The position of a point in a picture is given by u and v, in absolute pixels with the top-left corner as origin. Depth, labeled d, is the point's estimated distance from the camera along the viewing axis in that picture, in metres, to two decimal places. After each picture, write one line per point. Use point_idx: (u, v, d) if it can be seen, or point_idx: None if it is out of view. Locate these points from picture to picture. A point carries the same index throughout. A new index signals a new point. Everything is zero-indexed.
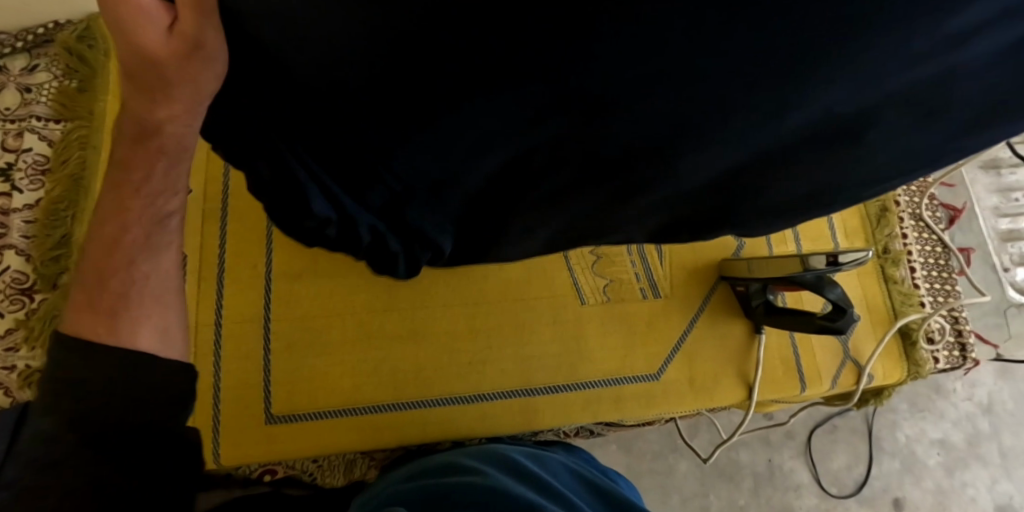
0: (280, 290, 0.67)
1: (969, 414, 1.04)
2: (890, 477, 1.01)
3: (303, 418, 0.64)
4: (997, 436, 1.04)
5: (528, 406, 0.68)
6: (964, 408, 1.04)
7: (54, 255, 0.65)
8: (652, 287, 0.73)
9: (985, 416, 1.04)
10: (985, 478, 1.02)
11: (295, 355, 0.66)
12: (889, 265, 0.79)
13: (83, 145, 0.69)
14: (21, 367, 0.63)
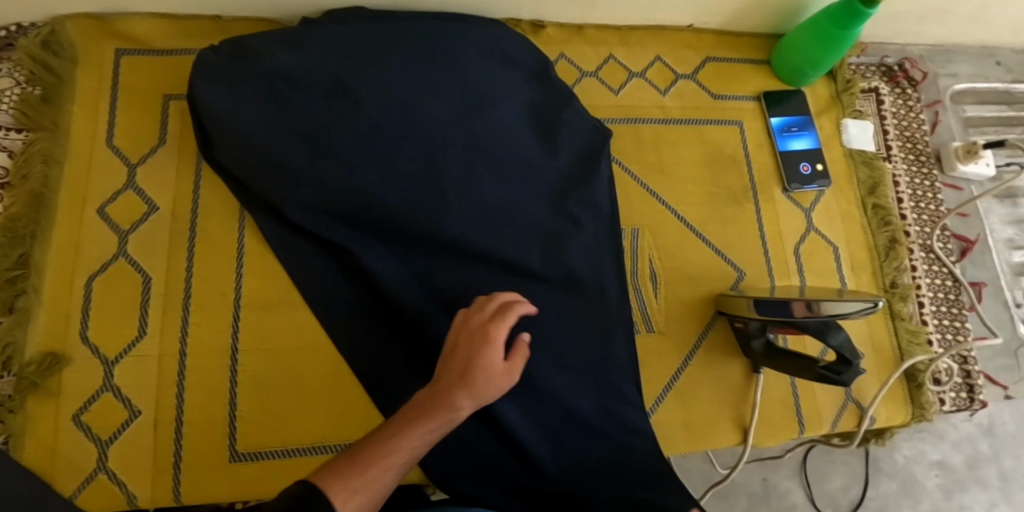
0: (250, 319, 0.64)
1: (970, 436, 1.00)
2: (887, 499, 0.97)
3: (273, 455, 0.61)
4: (997, 459, 1.00)
5: None
6: (966, 430, 1.00)
7: (11, 276, 0.61)
8: (645, 321, 0.70)
9: (986, 438, 1.01)
10: (984, 502, 0.98)
11: (263, 389, 0.62)
12: (897, 300, 0.75)
13: (46, 159, 0.65)
14: None
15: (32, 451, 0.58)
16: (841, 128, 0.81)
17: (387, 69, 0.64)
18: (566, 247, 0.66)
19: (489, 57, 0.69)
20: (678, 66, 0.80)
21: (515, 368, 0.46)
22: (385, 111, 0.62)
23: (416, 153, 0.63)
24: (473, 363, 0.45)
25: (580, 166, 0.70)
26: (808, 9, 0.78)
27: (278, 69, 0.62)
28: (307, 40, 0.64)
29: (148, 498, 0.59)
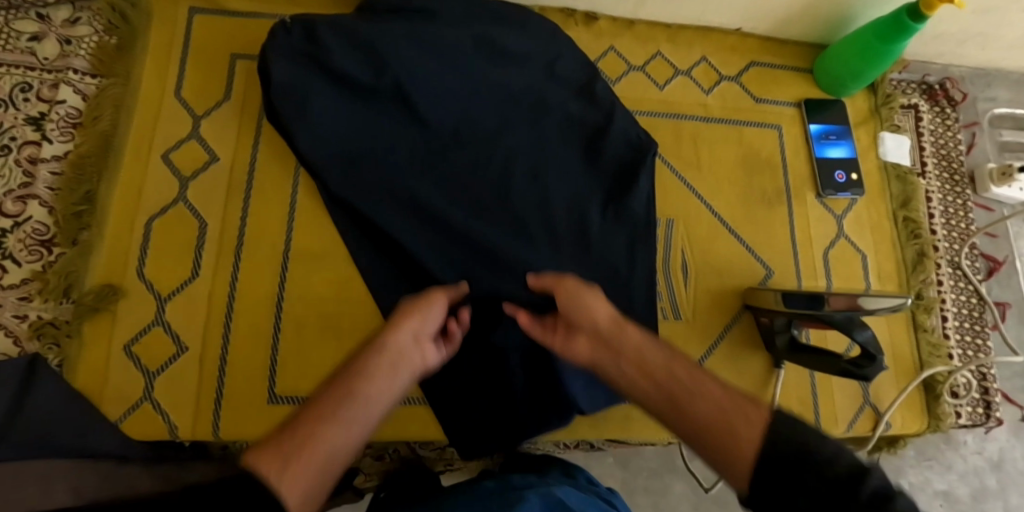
0: (297, 270, 0.66)
1: (978, 468, 0.97)
2: None
3: (308, 400, 0.64)
4: (1005, 494, 0.97)
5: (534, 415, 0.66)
6: (973, 462, 0.98)
7: (76, 211, 0.65)
8: (673, 308, 0.72)
9: (994, 472, 0.98)
10: None
11: (304, 337, 0.65)
12: (921, 311, 0.76)
13: (116, 103, 0.69)
14: (32, 318, 0.63)
15: (84, 372, 0.61)
16: (878, 140, 0.83)
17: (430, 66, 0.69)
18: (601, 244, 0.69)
19: (531, 63, 0.74)
20: (723, 68, 0.82)
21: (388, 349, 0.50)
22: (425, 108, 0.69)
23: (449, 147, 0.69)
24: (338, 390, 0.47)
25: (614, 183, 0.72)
26: (855, 22, 0.80)
27: (335, 66, 0.66)
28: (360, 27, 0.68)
29: (189, 429, 0.62)
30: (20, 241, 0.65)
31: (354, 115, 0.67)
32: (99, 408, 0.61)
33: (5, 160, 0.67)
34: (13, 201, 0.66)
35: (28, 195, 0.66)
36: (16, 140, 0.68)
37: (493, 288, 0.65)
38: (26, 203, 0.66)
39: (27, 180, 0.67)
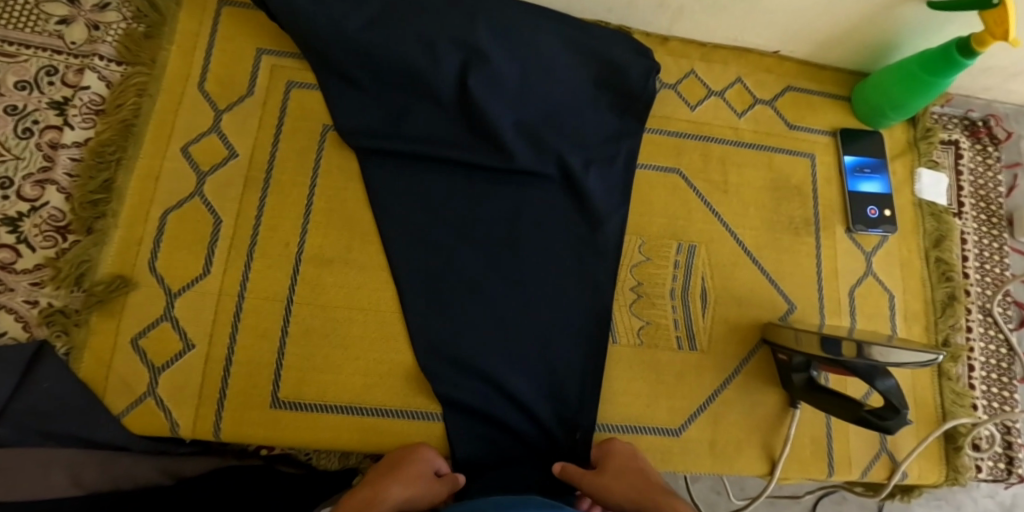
0: (309, 274, 0.66)
1: None
2: None
3: (311, 407, 0.63)
4: None
5: (539, 438, 0.65)
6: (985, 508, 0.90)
7: (94, 199, 0.65)
8: (689, 337, 0.69)
9: None
10: None
11: (312, 341, 0.64)
12: (947, 359, 0.73)
13: (140, 93, 0.69)
14: (43, 304, 0.63)
15: (91, 363, 0.61)
16: (914, 176, 0.80)
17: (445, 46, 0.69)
18: (606, 244, 0.69)
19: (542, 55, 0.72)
20: (758, 90, 0.80)
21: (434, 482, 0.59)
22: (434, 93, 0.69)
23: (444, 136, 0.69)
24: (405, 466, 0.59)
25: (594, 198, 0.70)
26: (900, 52, 0.77)
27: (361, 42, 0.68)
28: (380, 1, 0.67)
29: (190, 428, 0.61)
30: (36, 226, 0.65)
31: (381, 89, 0.69)
32: (102, 399, 0.61)
33: (26, 143, 0.67)
34: (32, 185, 0.66)
35: (46, 180, 0.66)
36: (38, 124, 0.68)
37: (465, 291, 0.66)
38: (44, 188, 0.66)
39: (47, 165, 0.66)
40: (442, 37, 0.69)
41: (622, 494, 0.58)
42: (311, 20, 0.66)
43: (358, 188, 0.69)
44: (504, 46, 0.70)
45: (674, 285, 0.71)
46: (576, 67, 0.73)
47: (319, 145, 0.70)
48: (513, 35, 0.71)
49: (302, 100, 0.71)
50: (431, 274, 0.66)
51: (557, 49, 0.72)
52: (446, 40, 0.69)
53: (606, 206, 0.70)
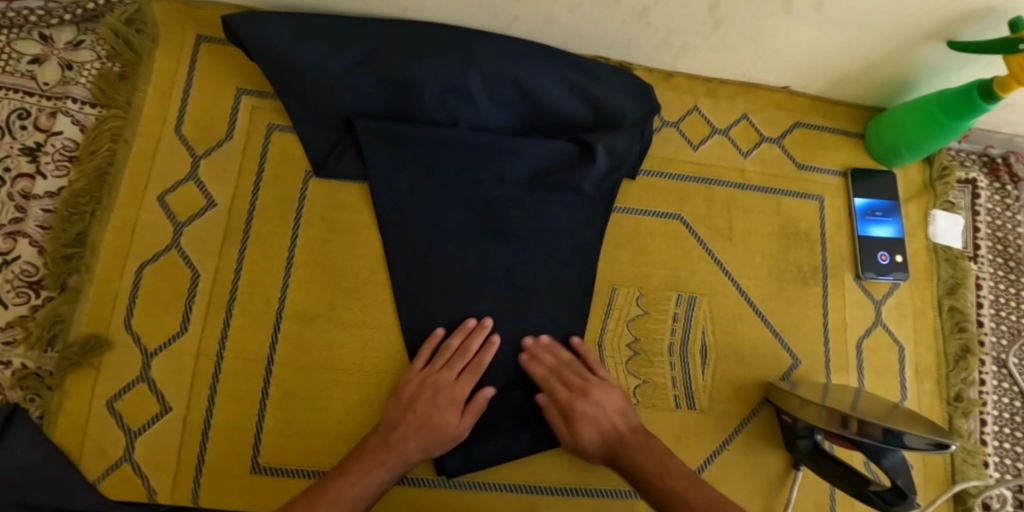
0: (290, 332, 0.63)
1: None
2: None
3: (292, 474, 0.60)
4: None
5: (530, 506, 0.62)
6: None
7: (67, 253, 0.63)
8: (688, 397, 0.66)
9: None
10: None
11: (292, 404, 0.61)
12: (958, 415, 0.71)
13: (115, 138, 0.66)
14: (16, 365, 0.61)
15: (65, 427, 0.59)
16: (929, 219, 0.76)
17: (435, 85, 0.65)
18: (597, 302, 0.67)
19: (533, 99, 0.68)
20: (765, 128, 0.75)
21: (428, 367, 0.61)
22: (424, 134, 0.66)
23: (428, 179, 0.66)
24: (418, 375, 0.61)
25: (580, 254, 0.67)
26: (918, 89, 0.73)
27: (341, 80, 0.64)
28: (361, 41, 0.65)
29: (168, 494, 0.59)
30: (7, 282, 0.62)
31: (364, 130, 0.65)
32: (77, 464, 0.59)
33: None
34: (3, 237, 0.63)
35: (18, 232, 0.63)
36: (10, 171, 0.65)
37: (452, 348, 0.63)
38: (16, 241, 0.63)
39: (18, 216, 0.64)
40: (432, 82, 0.65)
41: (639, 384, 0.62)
42: (291, 63, 0.63)
43: (343, 240, 0.66)
44: (496, 90, 0.67)
45: (672, 340, 0.67)
46: (572, 110, 0.69)
47: (301, 193, 0.66)
48: (508, 77, 0.67)
49: (284, 144, 0.68)
50: (418, 332, 0.63)
51: (553, 90, 0.68)
52: (434, 85, 0.65)
53: (594, 258, 0.67)
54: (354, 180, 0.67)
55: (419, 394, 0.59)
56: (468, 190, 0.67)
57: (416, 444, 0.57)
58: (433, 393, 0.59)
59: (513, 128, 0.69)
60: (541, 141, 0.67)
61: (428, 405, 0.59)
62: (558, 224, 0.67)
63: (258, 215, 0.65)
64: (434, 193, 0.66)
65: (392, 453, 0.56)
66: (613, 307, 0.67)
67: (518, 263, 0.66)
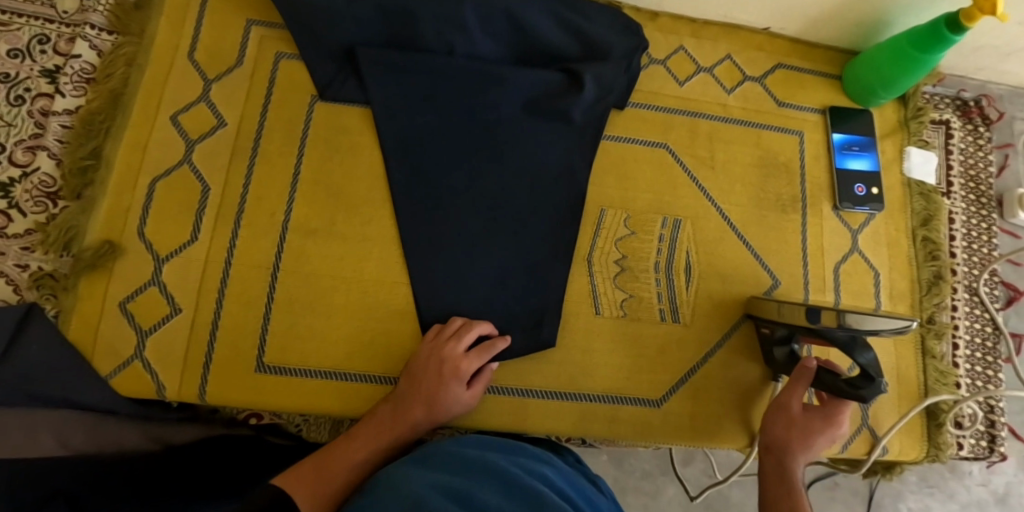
0: (294, 242, 0.66)
1: (978, 501, 0.87)
2: None
3: (294, 372, 0.63)
4: None
5: (521, 408, 0.66)
6: (974, 493, 0.87)
7: (84, 166, 0.66)
8: (672, 311, 0.70)
9: (995, 507, 0.87)
10: None
11: (295, 309, 0.65)
12: (931, 337, 0.74)
13: (130, 63, 0.70)
14: (33, 268, 0.64)
15: (78, 325, 0.62)
16: (903, 155, 0.80)
17: (435, 14, 0.69)
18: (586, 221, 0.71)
19: (527, 32, 0.72)
20: (748, 67, 0.79)
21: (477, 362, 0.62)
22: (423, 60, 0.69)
23: (427, 103, 0.70)
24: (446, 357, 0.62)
25: (572, 177, 0.70)
26: (892, 29, 0.77)
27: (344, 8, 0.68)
28: None
29: (175, 390, 0.62)
30: (26, 192, 0.66)
31: (366, 55, 0.68)
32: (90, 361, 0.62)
33: (18, 110, 0.68)
34: (23, 151, 0.67)
35: (38, 146, 0.67)
36: (29, 91, 0.69)
37: (448, 259, 0.67)
38: (35, 154, 0.67)
39: (38, 131, 0.67)
40: (431, 13, 0.69)
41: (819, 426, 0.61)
42: None
43: (345, 159, 0.69)
44: (490, 23, 0.71)
45: (658, 258, 0.71)
46: (563, 44, 0.73)
47: (306, 116, 0.70)
48: (500, 9, 0.70)
49: (291, 71, 0.71)
50: (416, 245, 0.67)
51: (543, 24, 0.72)
52: (433, 14, 0.69)
53: (583, 181, 0.71)
54: (358, 104, 0.70)
55: (427, 368, 0.62)
56: (464, 115, 0.70)
57: (421, 414, 0.60)
58: (438, 369, 0.61)
59: (507, 59, 0.73)
60: (531, 71, 0.71)
61: (434, 382, 0.61)
62: (550, 149, 0.71)
63: (265, 135, 0.69)
64: (433, 117, 0.70)
65: (397, 424, 0.59)
66: (602, 226, 0.71)
67: (511, 183, 0.69)
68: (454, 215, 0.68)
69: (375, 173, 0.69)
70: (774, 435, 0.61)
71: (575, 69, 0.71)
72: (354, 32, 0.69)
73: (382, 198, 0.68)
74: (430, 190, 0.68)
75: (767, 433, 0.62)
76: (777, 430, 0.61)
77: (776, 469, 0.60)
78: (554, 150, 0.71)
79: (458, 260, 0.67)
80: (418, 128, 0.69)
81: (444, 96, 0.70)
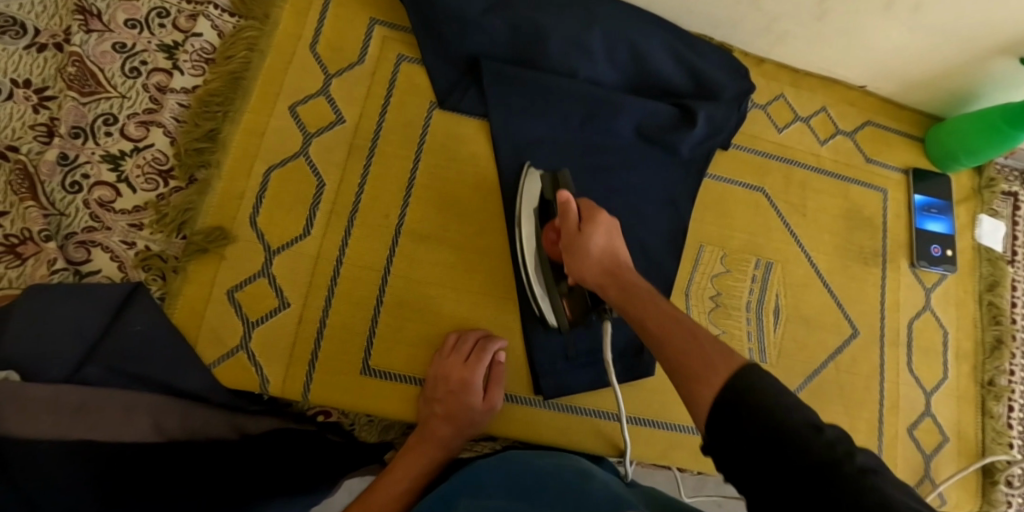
0: (405, 247, 0.66)
1: None
2: None
3: (398, 377, 0.64)
4: None
5: (613, 432, 0.68)
6: None
7: (199, 148, 0.65)
8: (760, 351, 0.72)
9: None
10: None
11: (403, 314, 0.65)
12: (991, 398, 0.78)
13: (252, 47, 0.68)
14: (140, 247, 0.63)
15: (184, 309, 0.61)
16: (975, 221, 0.83)
17: (562, 39, 0.70)
18: (684, 256, 0.73)
19: (646, 64, 0.73)
20: (841, 121, 0.82)
21: (478, 371, 0.62)
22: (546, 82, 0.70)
23: (544, 123, 0.70)
24: (452, 372, 0.61)
25: (675, 212, 0.72)
26: (980, 102, 0.80)
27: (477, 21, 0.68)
28: None
29: (279, 385, 0.62)
30: (139, 167, 0.64)
31: (491, 68, 0.68)
32: (194, 346, 0.61)
33: (133, 82, 0.67)
34: (136, 125, 0.65)
35: (152, 122, 0.66)
36: (145, 65, 0.67)
37: None
38: (149, 130, 0.66)
39: (154, 107, 0.66)
40: (560, 36, 0.70)
41: (590, 262, 0.55)
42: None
43: (460, 171, 0.70)
44: (613, 51, 0.72)
45: (749, 297, 0.74)
46: (676, 80, 0.74)
47: (424, 122, 0.70)
48: (623, 39, 0.72)
49: (411, 75, 0.71)
50: None
51: (661, 58, 0.73)
52: (561, 38, 0.70)
53: (686, 216, 0.73)
54: (476, 116, 0.71)
55: (440, 385, 0.62)
56: (580, 139, 0.71)
57: (445, 430, 0.61)
58: (449, 384, 0.61)
59: (624, 89, 0.74)
60: (647, 102, 0.72)
61: (450, 397, 0.61)
62: (657, 181, 0.73)
63: (383, 136, 0.69)
64: (550, 138, 0.71)
65: (427, 444, 0.61)
66: (700, 262, 0.73)
67: (618, 213, 0.71)
68: None
69: (487, 186, 0.70)
70: (592, 271, 0.54)
71: (690, 105, 0.72)
72: (483, 45, 0.69)
73: (496, 212, 0.69)
74: None
75: (583, 270, 0.55)
76: (569, 259, 0.57)
77: (624, 297, 0.51)
78: (661, 184, 0.73)
79: None
80: (535, 147, 0.70)
81: (561, 120, 0.71)
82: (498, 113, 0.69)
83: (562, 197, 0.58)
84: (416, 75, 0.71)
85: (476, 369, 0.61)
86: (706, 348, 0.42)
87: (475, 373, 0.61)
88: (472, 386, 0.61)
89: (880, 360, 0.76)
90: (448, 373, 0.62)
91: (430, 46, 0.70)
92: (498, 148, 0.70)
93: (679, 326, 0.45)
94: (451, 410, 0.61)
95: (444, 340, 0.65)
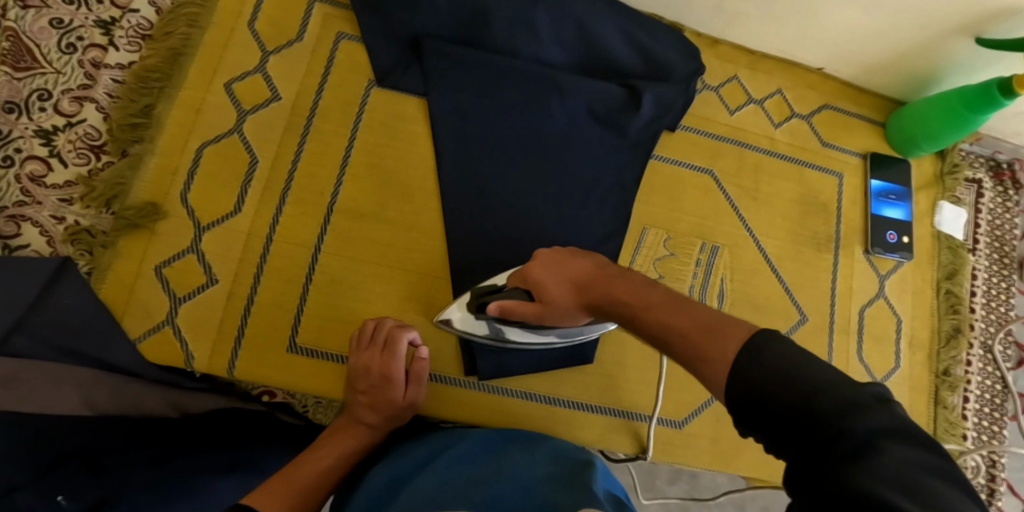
0: (338, 225, 0.66)
1: None
2: None
3: (327, 356, 0.64)
4: None
5: (548, 415, 0.67)
6: None
7: (133, 123, 0.65)
8: None
9: None
10: None
11: (334, 292, 0.65)
12: (945, 388, 0.76)
13: (190, 23, 0.68)
14: (69, 222, 0.63)
15: (110, 284, 0.61)
16: (936, 208, 0.81)
17: (503, 16, 0.69)
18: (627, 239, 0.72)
19: (591, 43, 0.72)
20: (798, 104, 0.80)
21: (399, 362, 0.60)
22: (485, 60, 0.69)
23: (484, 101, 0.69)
24: (372, 364, 0.60)
25: (618, 193, 0.71)
26: (941, 85, 0.78)
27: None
28: None
29: (205, 361, 0.62)
30: (71, 142, 0.65)
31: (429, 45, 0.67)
32: (120, 321, 0.61)
33: (69, 58, 0.66)
34: (70, 100, 0.65)
35: (86, 97, 0.66)
36: (82, 41, 0.67)
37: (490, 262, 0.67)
38: (83, 105, 0.66)
39: (88, 83, 0.66)
40: (500, 14, 0.69)
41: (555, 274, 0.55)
42: None
43: (398, 150, 0.69)
44: (557, 30, 0.71)
45: (694, 281, 0.72)
46: (623, 59, 0.73)
47: (362, 100, 0.69)
48: (568, 17, 0.70)
49: (351, 52, 0.70)
50: (461, 243, 0.67)
51: (609, 36, 0.72)
52: (502, 15, 0.69)
53: (629, 198, 0.71)
54: (415, 94, 0.70)
55: (360, 374, 0.60)
56: (522, 118, 0.70)
57: (370, 419, 0.60)
58: (371, 374, 0.60)
59: (569, 68, 0.73)
60: (592, 82, 0.71)
61: (373, 389, 0.60)
62: (601, 162, 0.71)
63: (320, 114, 0.68)
64: (490, 116, 0.69)
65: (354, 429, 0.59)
66: (643, 244, 0.72)
67: (557, 194, 0.69)
68: (502, 217, 0.68)
69: (425, 165, 0.69)
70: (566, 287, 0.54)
71: (636, 85, 0.71)
72: (421, 22, 0.68)
73: (433, 191, 0.68)
74: (480, 189, 0.68)
75: (558, 290, 0.54)
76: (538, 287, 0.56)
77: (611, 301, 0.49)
78: (605, 165, 0.71)
79: (499, 263, 0.67)
80: (474, 126, 0.69)
81: (502, 99, 0.70)
82: (436, 91, 0.68)
83: (493, 310, 0.57)
84: (356, 53, 0.70)
85: (397, 361, 0.60)
86: (694, 317, 0.40)
87: (396, 366, 0.60)
88: (392, 378, 0.60)
89: (829, 347, 0.74)
90: (367, 363, 0.60)
91: (369, 23, 0.69)
92: (436, 127, 0.69)
93: (677, 308, 0.42)
94: (376, 402, 0.60)
95: (364, 327, 0.63)
